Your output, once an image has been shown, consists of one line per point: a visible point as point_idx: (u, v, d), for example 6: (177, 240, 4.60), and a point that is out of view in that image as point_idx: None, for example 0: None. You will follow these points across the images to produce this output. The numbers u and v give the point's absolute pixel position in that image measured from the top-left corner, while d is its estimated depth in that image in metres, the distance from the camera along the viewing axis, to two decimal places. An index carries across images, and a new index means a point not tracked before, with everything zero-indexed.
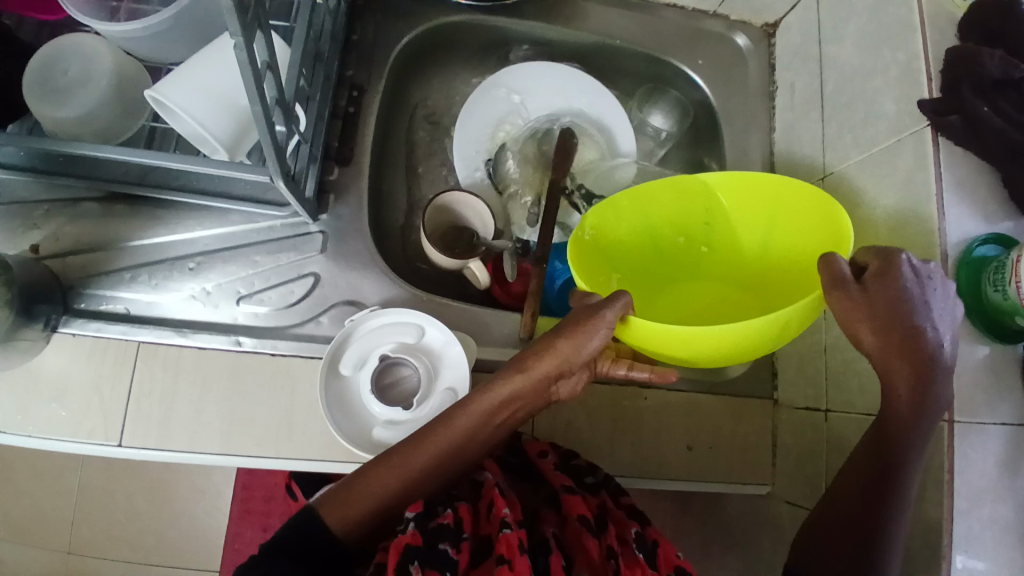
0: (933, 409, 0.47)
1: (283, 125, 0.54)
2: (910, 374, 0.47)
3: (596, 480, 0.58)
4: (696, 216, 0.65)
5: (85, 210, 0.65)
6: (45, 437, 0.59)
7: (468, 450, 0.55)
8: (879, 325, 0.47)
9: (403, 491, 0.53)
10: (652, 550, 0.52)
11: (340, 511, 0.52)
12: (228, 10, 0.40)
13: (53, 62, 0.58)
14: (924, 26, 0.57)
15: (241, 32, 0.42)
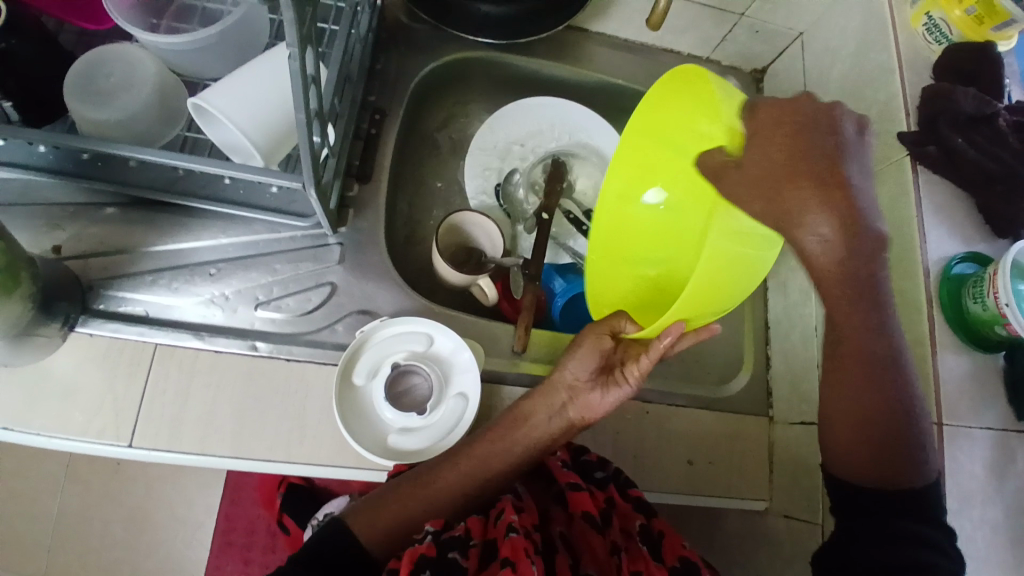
0: (859, 239, 0.43)
1: (319, 136, 0.58)
2: (816, 208, 0.43)
3: (604, 474, 0.59)
4: (650, 216, 0.68)
5: (108, 215, 0.66)
6: (54, 434, 0.59)
7: (492, 467, 0.59)
8: (768, 179, 0.45)
9: (425, 506, 0.57)
10: (657, 540, 0.53)
11: (369, 524, 0.56)
12: (290, 22, 0.44)
13: (97, 66, 0.61)
14: (902, 69, 0.64)
15: (297, 44, 0.45)
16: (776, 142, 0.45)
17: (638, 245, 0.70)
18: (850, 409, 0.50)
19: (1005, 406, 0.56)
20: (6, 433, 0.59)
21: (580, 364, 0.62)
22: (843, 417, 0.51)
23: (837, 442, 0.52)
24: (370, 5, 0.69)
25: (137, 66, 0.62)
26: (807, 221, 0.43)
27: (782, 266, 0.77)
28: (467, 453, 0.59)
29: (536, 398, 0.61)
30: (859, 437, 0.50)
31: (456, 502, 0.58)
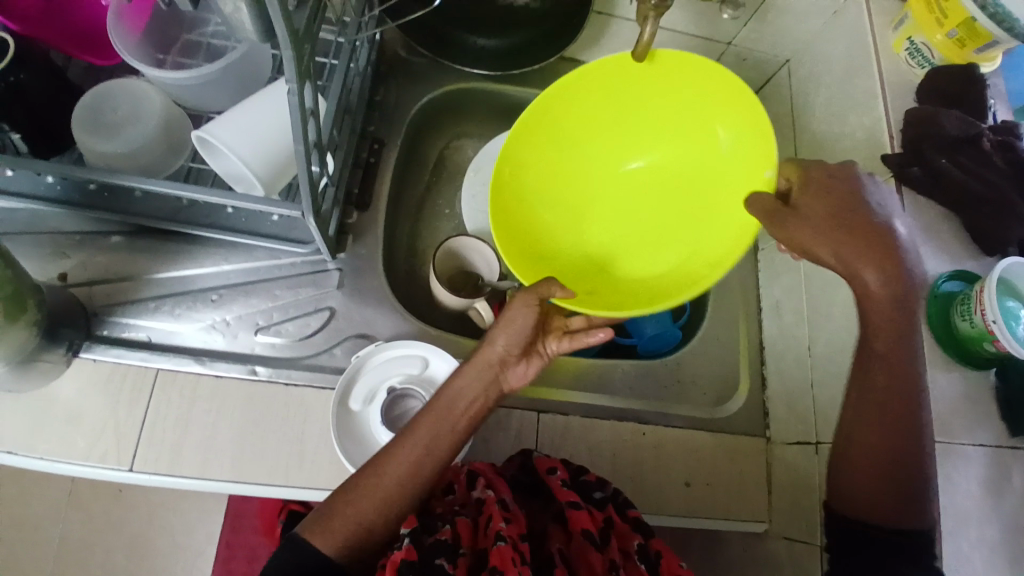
0: (907, 293, 0.51)
1: (318, 166, 0.59)
2: (876, 261, 0.51)
3: (603, 494, 0.59)
4: (624, 180, 0.72)
5: (113, 243, 0.68)
6: (56, 459, 0.60)
7: (438, 449, 0.52)
8: (828, 237, 0.52)
9: (384, 505, 0.49)
10: (653, 560, 0.53)
11: (326, 534, 0.48)
12: (288, 59, 0.46)
13: (103, 100, 0.64)
14: (885, 92, 0.65)
15: (296, 79, 0.47)
16: (820, 200, 0.54)
17: (599, 202, 0.72)
18: (871, 458, 0.53)
19: (997, 422, 0.56)
20: (10, 458, 0.60)
21: (507, 331, 0.55)
22: (865, 464, 0.53)
23: (857, 491, 0.53)
24: (369, 39, 0.72)
25: (143, 100, 0.64)
26: (863, 273, 0.51)
27: (775, 287, 0.78)
28: (405, 438, 0.52)
29: (460, 372, 0.54)
30: (879, 488, 0.52)
31: (412, 494, 0.51)
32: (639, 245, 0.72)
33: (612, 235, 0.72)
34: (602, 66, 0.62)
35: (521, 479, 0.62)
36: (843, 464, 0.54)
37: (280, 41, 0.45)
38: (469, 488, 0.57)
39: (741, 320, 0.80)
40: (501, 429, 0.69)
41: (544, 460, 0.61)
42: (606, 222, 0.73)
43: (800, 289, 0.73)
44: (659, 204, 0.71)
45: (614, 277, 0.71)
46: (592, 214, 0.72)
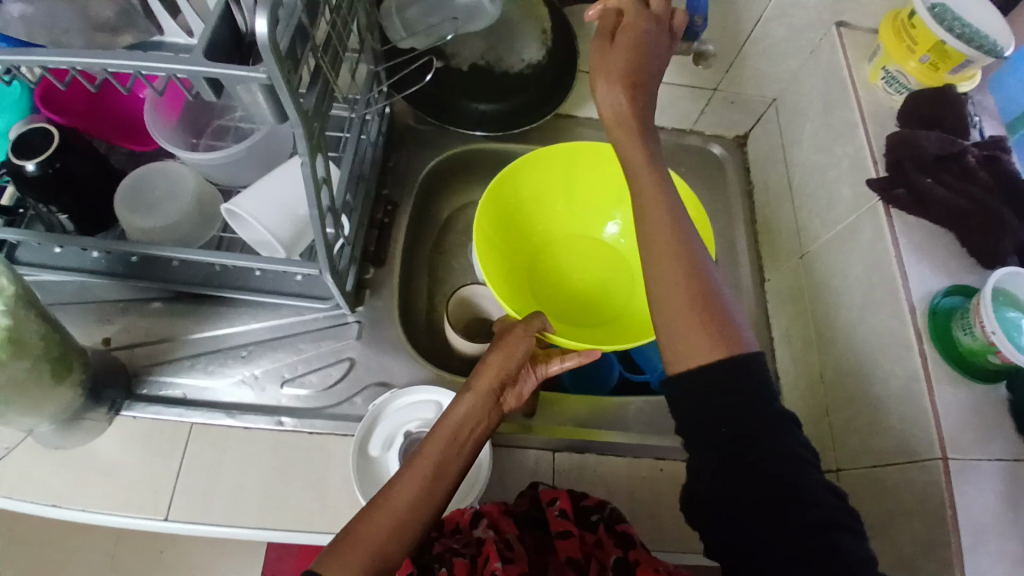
0: (616, 122, 0.59)
1: (334, 228, 0.65)
2: (606, 75, 0.59)
3: (599, 516, 0.60)
4: (595, 237, 0.83)
5: (154, 308, 0.74)
6: (97, 512, 0.64)
7: (445, 474, 0.53)
8: (606, 51, 0.60)
9: (398, 532, 0.49)
10: (631, 567, 0.54)
11: (343, 563, 0.46)
12: (300, 136, 0.51)
13: (143, 182, 0.72)
14: (865, 122, 0.68)
15: (307, 154, 0.53)
16: (632, 33, 0.59)
17: (579, 257, 0.83)
18: (683, 300, 0.52)
19: (1011, 436, 0.56)
20: (55, 510, 0.64)
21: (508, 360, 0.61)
22: (683, 312, 0.51)
23: (688, 342, 0.51)
24: (379, 113, 0.78)
25: (179, 180, 0.72)
26: (604, 89, 0.59)
27: (782, 316, 0.79)
28: (412, 465, 0.53)
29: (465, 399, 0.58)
30: (706, 328, 0.51)
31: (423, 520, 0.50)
32: (587, 286, 0.81)
33: (589, 285, 0.81)
34: (593, 154, 0.78)
35: (533, 515, 0.62)
36: (669, 322, 0.52)
37: (291, 122, 0.50)
38: (472, 528, 0.58)
39: None
40: (517, 470, 0.70)
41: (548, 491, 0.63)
42: (585, 273, 0.82)
43: (806, 317, 0.74)
44: (623, 267, 0.82)
45: (564, 307, 0.80)
46: (550, 252, 0.83)
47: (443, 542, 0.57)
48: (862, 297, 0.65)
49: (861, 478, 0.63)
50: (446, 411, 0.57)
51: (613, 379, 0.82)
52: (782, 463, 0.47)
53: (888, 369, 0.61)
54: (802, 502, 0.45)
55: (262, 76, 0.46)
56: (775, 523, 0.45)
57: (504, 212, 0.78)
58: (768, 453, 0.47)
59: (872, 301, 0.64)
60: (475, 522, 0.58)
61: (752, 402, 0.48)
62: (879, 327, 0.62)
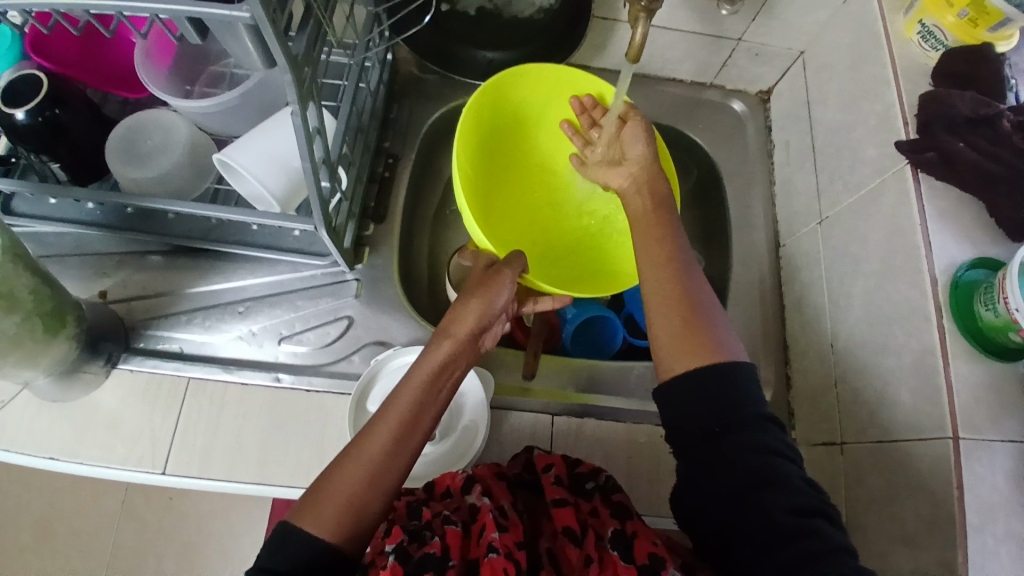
0: None
1: (328, 182, 0.61)
2: None
3: (595, 484, 0.60)
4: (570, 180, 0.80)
5: (152, 261, 0.73)
6: (96, 464, 0.64)
7: (422, 422, 0.51)
8: None
9: (375, 482, 0.47)
10: (629, 542, 0.52)
11: (319, 515, 0.45)
12: (288, 83, 0.48)
13: (135, 130, 0.70)
14: (897, 79, 0.64)
15: (298, 102, 0.49)
16: None
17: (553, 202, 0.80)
18: (667, 313, 0.52)
19: None
20: (54, 462, 0.64)
21: (488, 306, 0.59)
22: (671, 321, 0.52)
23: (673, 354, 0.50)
24: (380, 59, 0.74)
25: (173, 129, 0.70)
26: None
27: (794, 284, 0.76)
28: (388, 412, 0.51)
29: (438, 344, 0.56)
30: (684, 331, 0.51)
31: (399, 470, 0.49)
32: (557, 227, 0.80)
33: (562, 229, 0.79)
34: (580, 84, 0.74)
35: (525, 477, 0.62)
36: (660, 326, 0.52)
37: (278, 66, 0.47)
38: (464, 492, 0.58)
39: (761, 318, 0.77)
40: (515, 431, 0.70)
41: (544, 457, 0.62)
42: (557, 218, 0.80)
43: (819, 285, 0.71)
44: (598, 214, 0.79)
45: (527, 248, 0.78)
46: (525, 182, 0.80)
47: (432, 506, 0.57)
48: (879, 266, 0.62)
49: (867, 452, 0.61)
50: (421, 355, 0.55)
51: (617, 342, 0.81)
52: (750, 458, 0.46)
53: (903, 344, 0.58)
54: (777, 491, 0.45)
55: (244, 14, 0.42)
56: (748, 510, 0.46)
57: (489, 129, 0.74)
58: (739, 441, 0.47)
59: (891, 271, 0.60)
60: (469, 488, 0.58)
61: (716, 397, 0.48)
62: (896, 297, 0.59)
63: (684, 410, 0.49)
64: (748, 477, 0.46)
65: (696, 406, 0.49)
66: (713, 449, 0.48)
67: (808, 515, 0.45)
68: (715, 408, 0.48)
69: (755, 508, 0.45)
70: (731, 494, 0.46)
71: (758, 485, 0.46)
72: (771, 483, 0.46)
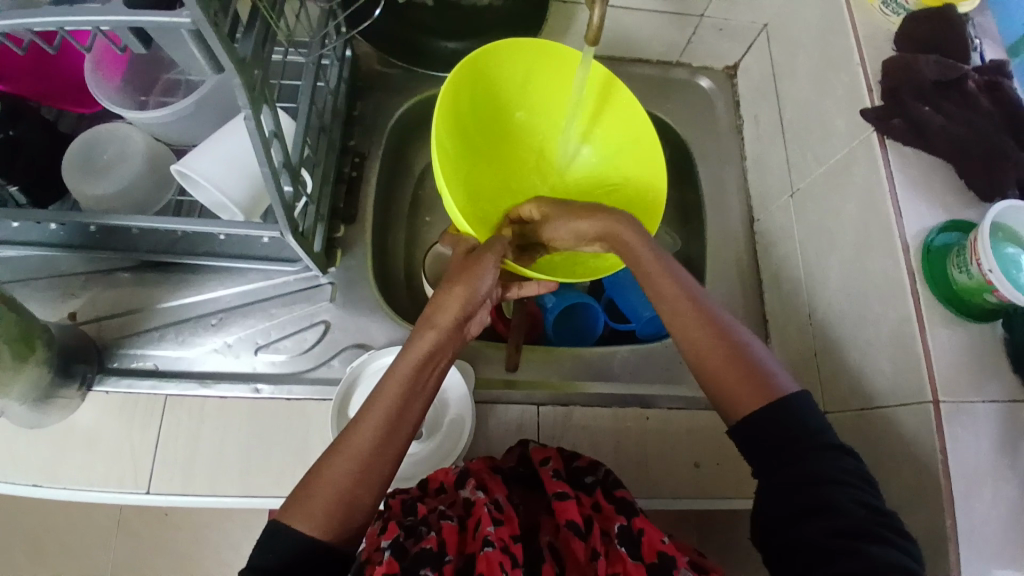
0: None
1: (291, 186, 0.60)
2: None
3: (595, 478, 0.59)
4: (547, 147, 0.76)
5: (121, 279, 0.72)
6: (78, 489, 0.63)
7: (410, 414, 0.50)
8: None
9: (363, 479, 0.46)
10: (637, 540, 0.51)
11: (309, 512, 0.44)
12: (237, 88, 0.46)
13: (91, 145, 0.68)
14: (861, 46, 0.63)
15: (250, 106, 0.48)
16: None
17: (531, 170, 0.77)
18: (720, 364, 0.50)
19: (1008, 377, 0.53)
20: (35, 490, 0.63)
21: (475, 289, 0.55)
22: (718, 357, 0.50)
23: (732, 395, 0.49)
24: (338, 56, 0.73)
25: (129, 141, 0.68)
26: None
27: (771, 258, 0.76)
28: (374, 405, 0.49)
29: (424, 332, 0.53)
30: (741, 380, 0.49)
31: (388, 464, 0.48)
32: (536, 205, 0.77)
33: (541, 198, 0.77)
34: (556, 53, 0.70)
35: (520, 470, 0.62)
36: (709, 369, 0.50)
37: (226, 70, 0.45)
38: (457, 488, 0.58)
39: (740, 295, 0.77)
40: (501, 425, 0.69)
41: (540, 450, 0.61)
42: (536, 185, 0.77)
43: (795, 258, 0.71)
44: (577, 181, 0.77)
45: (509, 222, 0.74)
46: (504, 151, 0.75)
47: (427, 502, 0.57)
48: (853, 236, 0.62)
49: (851, 422, 0.61)
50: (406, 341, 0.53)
51: (599, 328, 0.80)
52: (824, 485, 0.45)
53: (880, 312, 0.58)
54: (832, 514, 0.44)
55: (185, 20, 0.40)
56: (809, 525, 0.44)
57: (472, 101, 0.68)
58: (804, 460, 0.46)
59: (864, 240, 0.60)
60: (462, 482, 0.57)
61: (783, 420, 0.48)
62: (872, 265, 0.59)
63: (758, 437, 0.48)
64: (814, 499, 0.45)
65: (762, 433, 0.48)
66: (791, 474, 0.46)
67: (871, 541, 0.43)
68: (780, 434, 0.47)
69: (809, 531, 0.44)
70: (798, 512, 0.45)
71: (819, 509, 0.44)
72: (836, 507, 0.44)
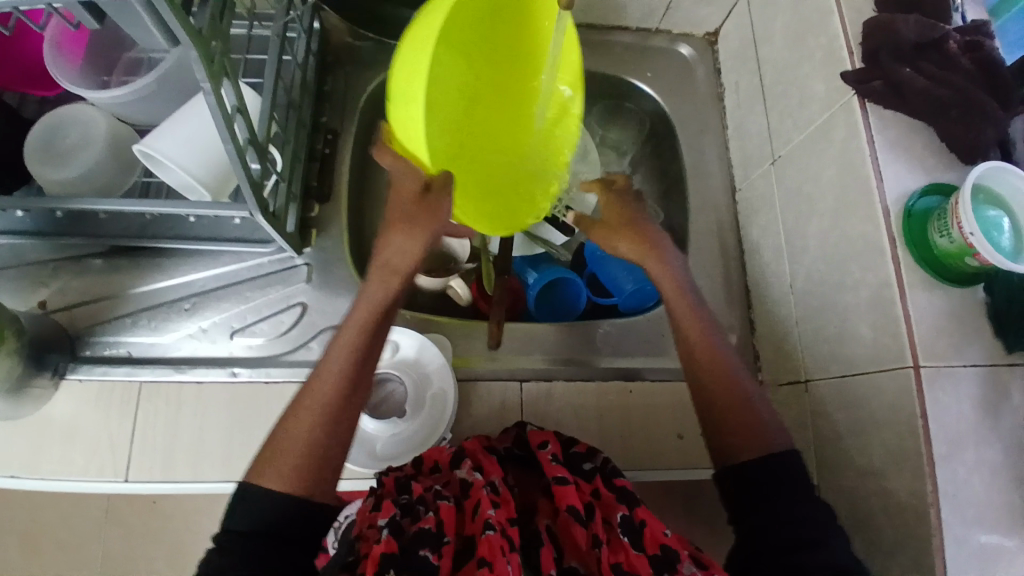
0: None
1: (258, 163, 0.58)
2: None
3: (593, 465, 0.58)
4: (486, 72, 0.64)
5: (91, 266, 0.70)
6: (56, 478, 0.62)
7: (366, 365, 0.53)
8: None
9: (325, 447, 0.49)
10: (638, 529, 0.49)
11: (274, 470, 0.47)
12: (194, 60, 0.44)
13: (52, 130, 0.66)
14: (841, 8, 0.62)
15: (209, 81, 0.46)
16: None
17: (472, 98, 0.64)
18: (727, 417, 0.54)
19: (992, 340, 0.53)
20: (15, 481, 0.63)
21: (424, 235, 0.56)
22: (727, 417, 0.55)
23: (731, 443, 0.54)
24: (305, 29, 0.71)
25: (88, 122, 0.66)
26: None
27: (754, 227, 0.75)
28: (329, 362, 0.52)
29: (375, 287, 0.54)
30: (743, 430, 0.54)
31: (345, 426, 0.51)
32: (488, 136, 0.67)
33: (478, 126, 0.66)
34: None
35: (515, 452, 0.62)
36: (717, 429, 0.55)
37: (182, 43, 0.43)
38: (455, 467, 0.57)
39: (722, 265, 0.76)
40: (483, 402, 0.69)
41: (536, 434, 0.60)
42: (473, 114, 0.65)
43: (777, 227, 0.70)
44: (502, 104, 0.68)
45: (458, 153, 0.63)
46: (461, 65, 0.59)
47: (421, 480, 0.57)
48: (833, 202, 0.61)
49: (833, 390, 0.61)
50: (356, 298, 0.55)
51: (582, 302, 0.79)
52: (805, 526, 0.48)
53: (860, 278, 0.57)
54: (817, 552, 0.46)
55: None
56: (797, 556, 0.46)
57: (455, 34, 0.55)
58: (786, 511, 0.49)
59: (844, 207, 0.59)
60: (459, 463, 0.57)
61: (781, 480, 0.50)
62: (852, 231, 0.58)
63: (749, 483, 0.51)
64: (798, 538, 0.47)
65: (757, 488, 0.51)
66: (784, 516, 0.49)
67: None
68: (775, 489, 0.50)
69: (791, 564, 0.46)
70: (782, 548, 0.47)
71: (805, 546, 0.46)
72: (819, 545, 0.46)
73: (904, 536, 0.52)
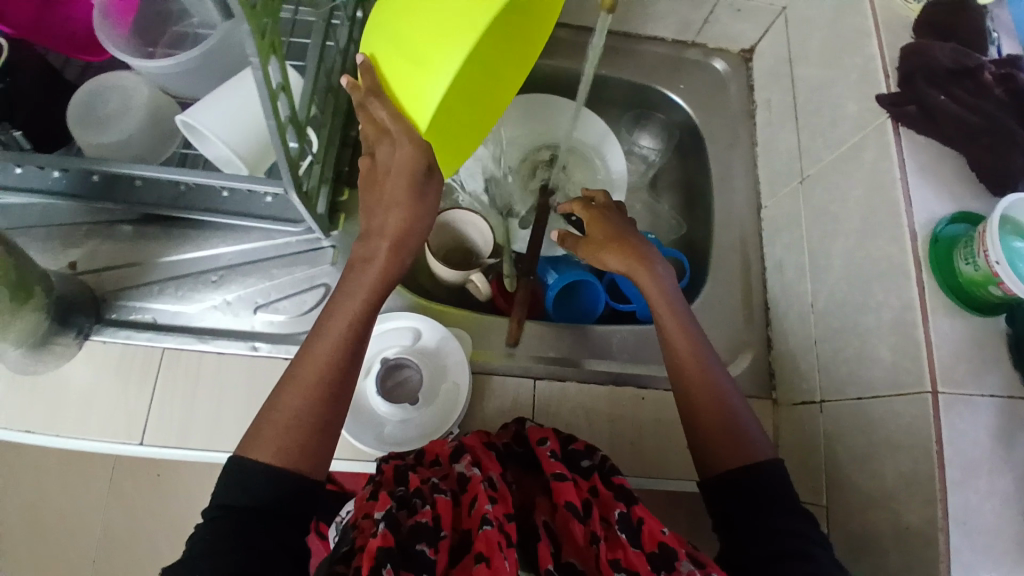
0: None
1: (296, 142, 0.59)
2: None
3: (591, 462, 0.57)
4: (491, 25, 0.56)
5: (122, 232, 0.71)
6: (72, 437, 0.63)
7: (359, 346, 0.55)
8: None
9: (318, 426, 0.51)
10: (636, 528, 0.50)
11: (268, 446, 0.50)
12: (246, 34, 0.45)
13: (95, 96, 0.67)
14: (879, 32, 0.63)
15: (259, 55, 0.47)
16: None
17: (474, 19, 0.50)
18: (716, 434, 0.55)
19: (1010, 371, 0.53)
20: (31, 436, 0.63)
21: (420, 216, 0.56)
22: (713, 432, 0.55)
23: (719, 454, 0.55)
24: (349, 17, 0.72)
25: (132, 91, 0.68)
26: None
27: (777, 245, 0.75)
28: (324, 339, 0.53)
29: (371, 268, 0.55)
30: (734, 447, 0.55)
31: (340, 400, 0.53)
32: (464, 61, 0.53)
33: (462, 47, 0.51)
34: None
35: (514, 449, 0.62)
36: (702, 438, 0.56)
37: (236, 16, 0.44)
38: (453, 461, 0.57)
39: (742, 280, 0.77)
40: (496, 397, 0.70)
41: (536, 431, 0.60)
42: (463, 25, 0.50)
43: (801, 245, 0.70)
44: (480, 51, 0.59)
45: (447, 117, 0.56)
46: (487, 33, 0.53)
47: (420, 471, 0.57)
48: (860, 224, 0.61)
49: (848, 411, 0.61)
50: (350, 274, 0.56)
51: (599, 309, 0.79)
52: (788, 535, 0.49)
53: (882, 300, 0.58)
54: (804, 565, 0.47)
55: None
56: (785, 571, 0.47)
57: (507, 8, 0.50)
58: (775, 525, 0.50)
59: (870, 229, 0.60)
60: (458, 457, 0.57)
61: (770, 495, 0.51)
62: (877, 253, 0.59)
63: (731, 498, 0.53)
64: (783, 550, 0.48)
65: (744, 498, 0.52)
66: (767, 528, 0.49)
67: None
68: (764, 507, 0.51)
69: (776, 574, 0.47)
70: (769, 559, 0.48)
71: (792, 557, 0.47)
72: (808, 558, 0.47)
73: (910, 559, 0.52)
